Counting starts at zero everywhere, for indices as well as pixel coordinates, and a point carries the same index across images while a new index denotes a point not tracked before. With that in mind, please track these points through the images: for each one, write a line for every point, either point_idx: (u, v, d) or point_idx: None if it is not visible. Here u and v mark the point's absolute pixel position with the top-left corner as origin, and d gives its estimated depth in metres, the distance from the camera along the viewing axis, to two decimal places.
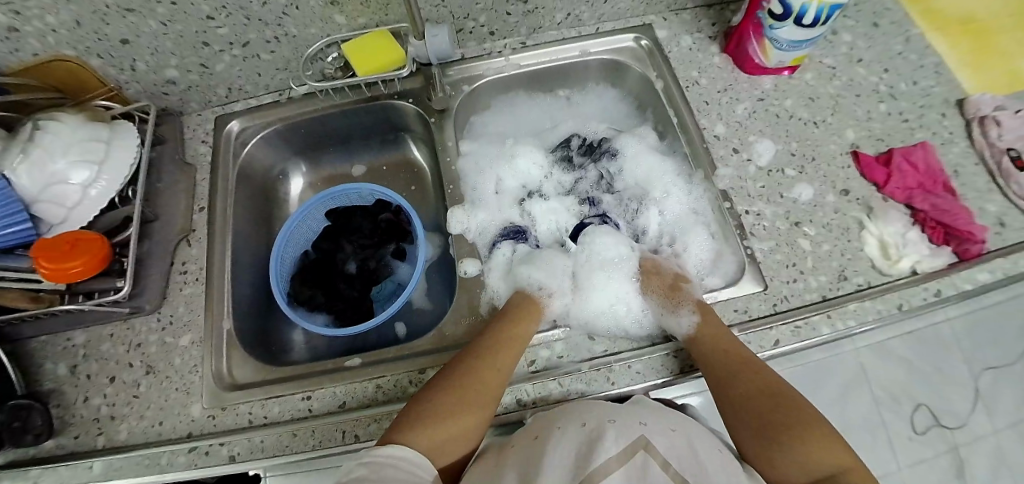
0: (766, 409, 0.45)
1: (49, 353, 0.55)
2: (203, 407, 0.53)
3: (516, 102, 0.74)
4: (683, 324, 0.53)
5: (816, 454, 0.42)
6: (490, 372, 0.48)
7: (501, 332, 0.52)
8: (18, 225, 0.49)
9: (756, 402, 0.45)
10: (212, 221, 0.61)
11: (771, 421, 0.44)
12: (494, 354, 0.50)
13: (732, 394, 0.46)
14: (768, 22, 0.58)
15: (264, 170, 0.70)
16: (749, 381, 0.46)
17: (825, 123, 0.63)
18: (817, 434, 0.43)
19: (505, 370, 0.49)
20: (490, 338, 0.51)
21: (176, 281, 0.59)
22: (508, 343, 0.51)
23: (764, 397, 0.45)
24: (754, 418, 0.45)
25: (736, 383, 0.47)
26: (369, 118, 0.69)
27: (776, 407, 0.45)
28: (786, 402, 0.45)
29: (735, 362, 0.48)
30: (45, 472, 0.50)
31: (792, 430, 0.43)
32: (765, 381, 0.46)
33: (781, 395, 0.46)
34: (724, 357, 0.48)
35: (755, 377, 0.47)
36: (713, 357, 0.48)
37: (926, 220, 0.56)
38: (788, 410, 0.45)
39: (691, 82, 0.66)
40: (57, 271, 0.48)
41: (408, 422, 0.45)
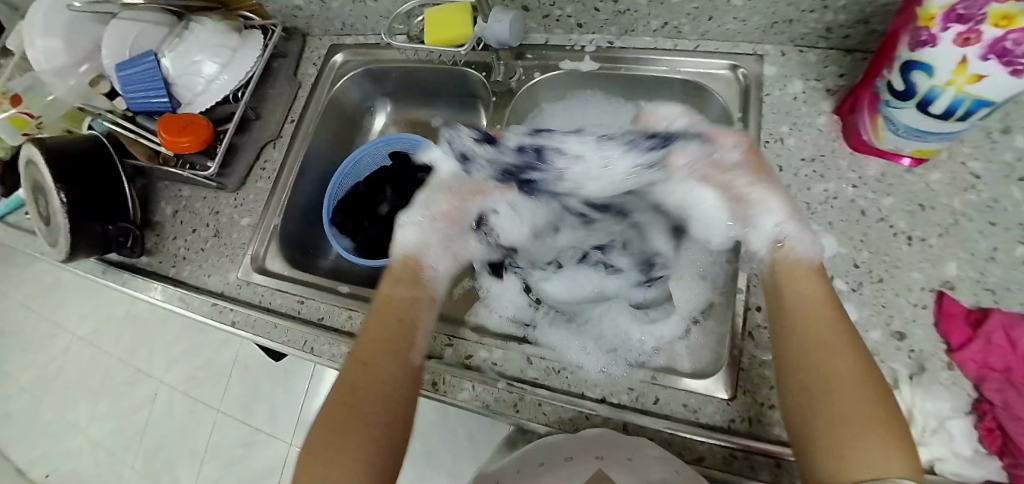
0: (846, 403, 0.36)
1: (166, 195, 0.75)
2: (236, 276, 0.68)
3: (593, 99, 0.74)
4: (771, 226, 0.45)
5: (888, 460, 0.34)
6: (380, 370, 0.46)
7: (386, 315, 0.49)
8: (159, 96, 0.66)
9: (841, 382, 0.37)
10: (295, 133, 0.75)
11: (839, 412, 0.36)
12: (380, 352, 0.47)
13: (810, 364, 0.39)
14: (885, 96, 0.48)
15: (356, 103, 0.83)
16: (843, 362, 0.38)
17: (922, 244, 0.50)
18: (890, 446, 0.34)
19: (395, 359, 0.47)
20: (375, 325, 0.48)
21: (256, 173, 0.74)
22: (393, 326, 0.48)
23: (852, 385, 0.37)
24: (823, 393, 0.37)
25: (821, 355, 0.39)
26: (449, 80, 0.78)
27: (856, 398, 0.36)
28: (875, 385, 0.37)
29: (829, 345, 0.39)
30: (132, 279, 0.70)
31: (860, 432, 0.35)
32: (862, 371, 0.38)
33: (882, 397, 0.37)
34: (814, 329, 0.40)
35: (852, 362, 0.38)
36: (800, 313, 0.42)
37: (987, 416, 0.43)
38: (876, 411, 0.36)
39: (777, 138, 0.58)
40: (172, 142, 0.63)
41: (312, 457, 0.41)
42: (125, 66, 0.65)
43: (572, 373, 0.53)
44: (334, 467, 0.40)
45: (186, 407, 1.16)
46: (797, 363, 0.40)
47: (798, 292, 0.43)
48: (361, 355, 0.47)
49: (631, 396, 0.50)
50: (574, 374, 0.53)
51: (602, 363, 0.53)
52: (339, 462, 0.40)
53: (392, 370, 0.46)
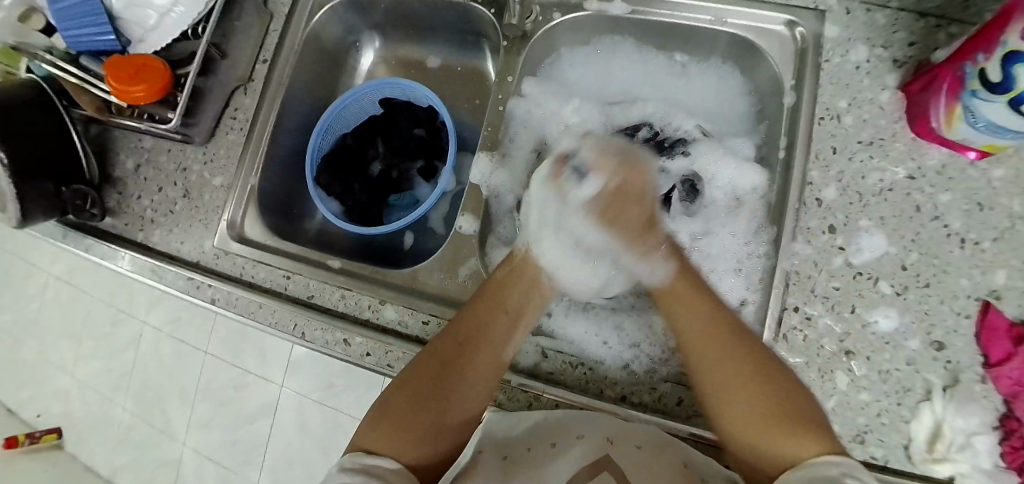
0: (731, 384, 0.42)
1: (125, 146, 0.67)
2: (213, 245, 0.62)
3: (620, 49, 0.65)
4: (648, 271, 0.50)
5: (797, 437, 0.36)
6: (475, 357, 0.46)
7: (500, 308, 0.49)
8: (103, 33, 0.57)
9: (732, 384, 0.42)
10: (269, 75, 0.65)
11: (745, 405, 0.41)
12: (477, 340, 0.47)
13: (703, 370, 0.44)
14: (972, 85, 0.41)
15: (337, 38, 0.72)
16: (733, 356, 0.42)
17: (974, 248, 0.47)
18: (796, 426, 0.37)
19: (487, 350, 0.47)
20: (484, 306, 0.49)
21: (227, 124, 0.65)
22: (502, 323, 0.49)
23: (744, 383, 0.41)
24: (716, 397, 0.42)
25: (722, 382, 0.42)
26: (450, 16, 0.67)
27: (744, 391, 0.41)
28: (757, 374, 0.41)
29: (707, 326, 0.45)
30: (96, 245, 0.66)
31: (759, 426, 0.39)
32: (749, 357, 0.42)
33: (768, 378, 0.41)
34: (705, 325, 0.45)
35: (735, 352, 0.42)
36: (683, 322, 0.46)
37: (1014, 435, 0.42)
38: (771, 396, 0.40)
39: (834, 114, 0.52)
40: (124, 92, 0.54)
41: (388, 423, 0.42)
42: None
43: (591, 369, 0.51)
44: (408, 436, 0.41)
45: (172, 350, 1.00)
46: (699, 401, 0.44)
47: (682, 302, 0.47)
48: (458, 333, 0.48)
49: (653, 396, 0.49)
50: (593, 370, 0.51)
51: (624, 359, 0.52)
52: (414, 437, 0.41)
53: (485, 364, 0.47)
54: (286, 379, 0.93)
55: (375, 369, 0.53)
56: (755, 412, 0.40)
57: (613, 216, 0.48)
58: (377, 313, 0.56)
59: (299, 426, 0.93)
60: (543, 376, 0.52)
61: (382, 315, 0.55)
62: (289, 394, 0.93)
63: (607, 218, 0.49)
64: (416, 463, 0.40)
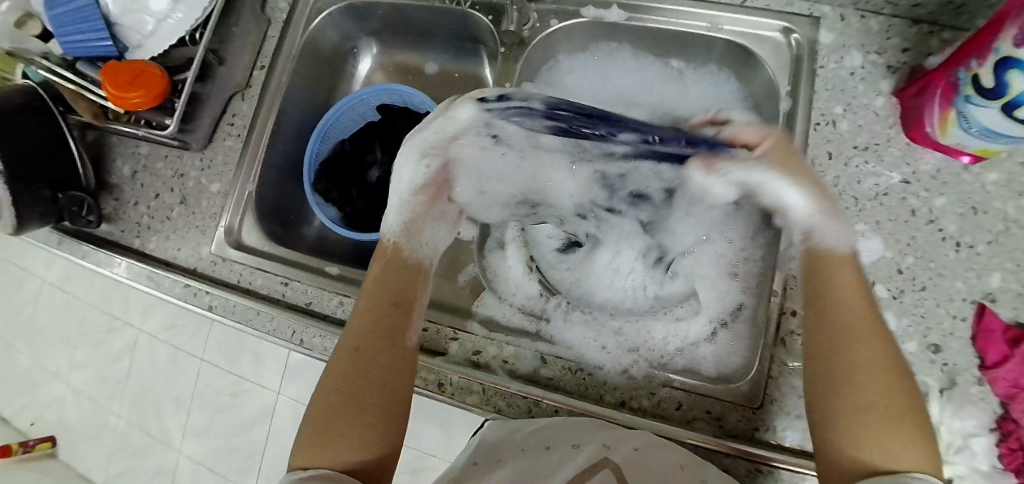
0: (867, 379, 0.38)
1: (121, 153, 0.67)
2: (210, 251, 0.62)
3: (618, 55, 0.65)
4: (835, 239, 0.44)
5: (908, 453, 0.35)
6: (376, 356, 0.45)
7: (400, 297, 0.49)
8: (101, 39, 0.57)
9: (866, 374, 0.38)
10: (266, 81, 0.65)
11: (862, 403, 0.37)
12: (372, 336, 0.46)
13: (829, 356, 0.40)
14: (965, 90, 0.41)
15: (334, 44, 0.72)
16: (875, 348, 0.39)
17: (969, 252, 0.47)
18: (909, 434, 0.36)
19: (390, 347, 0.46)
20: (376, 295, 0.49)
21: (224, 130, 0.65)
22: (385, 307, 0.48)
23: (870, 371, 0.38)
24: (836, 378, 0.39)
25: (858, 360, 0.39)
26: (448, 22, 0.67)
27: (885, 392, 0.37)
28: (893, 367, 0.38)
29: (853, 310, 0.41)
30: (91, 252, 0.65)
31: (875, 426, 0.36)
32: (887, 354, 0.39)
33: (907, 389, 0.38)
34: (855, 313, 0.40)
35: (879, 344, 0.39)
36: (832, 291, 0.42)
37: (1011, 436, 0.43)
38: (893, 399, 0.37)
39: (829, 119, 0.52)
40: (121, 98, 0.54)
41: (313, 439, 0.41)
42: (55, 5, 0.56)
43: (590, 375, 0.51)
44: (337, 447, 0.40)
45: (168, 356, 1.00)
46: (826, 337, 0.41)
47: (839, 274, 0.43)
48: (360, 332, 0.47)
49: (652, 400, 0.49)
50: (592, 375, 0.51)
51: (624, 363, 0.52)
52: (338, 445, 0.40)
53: (391, 357, 0.46)
54: (282, 386, 0.93)
55: None
56: (884, 390, 0.37)
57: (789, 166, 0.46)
58: None
59: (297, 432, 0.92)
60: (542, 382, 0.52)
61: None
62: (286, 401, 0.93)
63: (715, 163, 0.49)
64: (347, 467, 0.40)
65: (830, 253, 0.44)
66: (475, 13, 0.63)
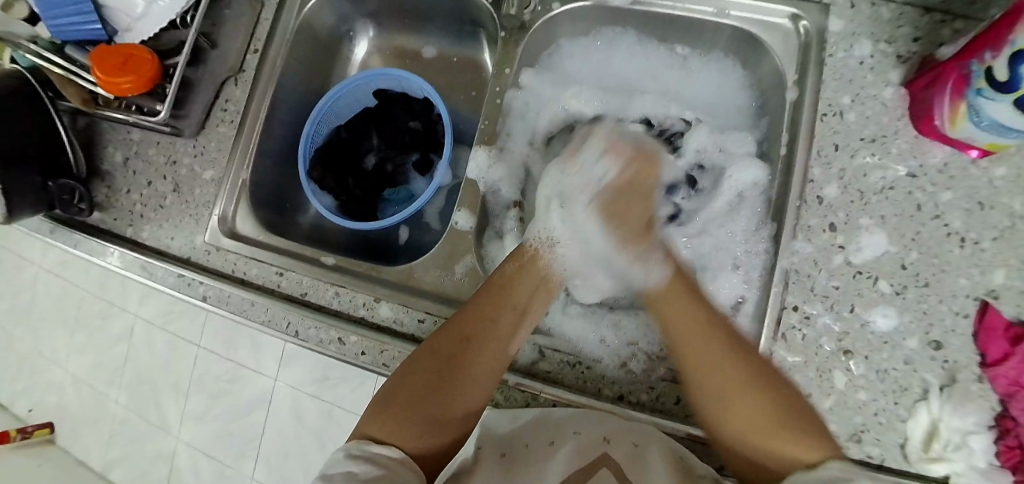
0: (741, 397, 0.42)
1: (112, 139, 0.65)
2: (204, 240, 0.61)
3: (621, 41, 0.64)
4: (646, 274, 0.52)
5: (791, 449, 0.38)
6: (479, 354, 0.46)
7: (506, 304, 0.50)
8: (89, 22, 0.55)
9: (722, 376, 0.43)
10: (260, 65, 0.63)
11: (737, 410, 0.41)
12: (484, 336, 0.47)
13: (701, 381, 0.44)
14: (978, 83, 0.40)
15: (330, 27, 0.70)
16: (721, 353, 0.44)
17: (974, 248, 0.47)
18: (791, 427, 0.39)
19: (495, 353, 0.47)
20: (488, 298, 0.50)
21: (217, 115, 0.63)
22: (506, 319, 0.49)
23: (727, 371, 0.43)
24: (710, 384, 0.44)
25: (722, 377, 0.43)
26: (447, 5, 0.65)
27: (744, 397, 0.41)
28: (750, 371, 0.42)
29: (695, 328, 0.46)
30: (83, 241, 0.64)
31: (755, 430, 0.40)
32: (728, 350, 0.44)
33: (779, 393, 0.41)
34: (693, 329, 0.46)
35: (724, 344, 0.44)
36: (680, 321, 0.47)
37: (1010, 434, 0.43)
38: (758, 400, 0.41)
39: (836, 110, 0.51)
40: (110, 82, 0.52)
41: (398, 413, 0.41)
42: None
43: (588, 368, 0.51)
44: (411, 429, 0.41)
45: (166, 343, 0.99)
46: (685, 359, 0.46)
47: (678, 308, 0.48)
48: (463, 325, 0.48)
49: (651, 395, 0.49)
50: (590, 369, 0.51)
51: (622, 357, 0.52)
52: (422, 431, 0.41)
53: (487, 362, 0.46)
54: (280, 373, 0.93)
55: (371, 367, 0.52)
56: (747, 399, 0.41)
57: (620, 210, 0.52)
58: (372, 311, 0.55)
59: (294, 419, 0.92)
60: (539, 376, 0.51)
61: (378, 312, 0.55)
62: (284, 388, 0.93)
63: (612, 213, 0.52)
64: (418, 452, 0.40)
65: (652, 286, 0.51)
66: None
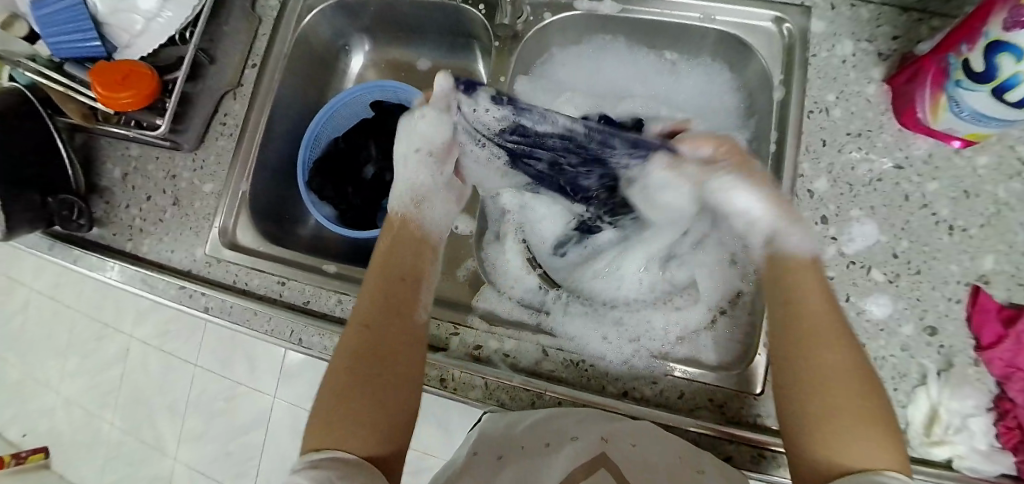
0: (834, 396, 0.37)
1: (111, 155, 0.66)
2: (204, 252, 0.61)
3: (611, 47, 0.65)
4: (798, 243, 0.46)
5: (884, 449, 0.35)
6: (388, 327, 0.46)
7: (398, 276, 0.51)
8: (89, 40, 0.56)
9: (829, 376, 0.38)
10: (258, 80, 0.64)
11: (825, 404, 0.37)
12: (381, 314, 0.47)
13: (800, 368, 0.40)
14: (956, 75, 0.42)
15: (326, 42, 0.72)
16: (840, 356, 0.39)
17: (962, 235, 0.48)
18: (885, 439, 0.35)
19: (399, 324, 0.47)
20: (381, 277, 0.51)
21: (216, 129, 0.64)
22: (399, 291, 0.50)
23: (853, 378, 0.38)
24: (813, 377, 0.39)
25: (823, 376, 0.38)
26: (441, 17, 0.67)
27: (848, 399, 0.37)
28: (864, 380, 0.38)
29: (823, 327, 0.40)
30: (82, 256, 0.64)
31: (840, 426, 0.36)
32: (839, 342, 0.39)
33: (877, 399, 0.37)
34: (821, 323, 0.41)
35: (848, 357, 0.39)
36: (806, 313, 0.42)
37: (1009, 416, 0.43)
38: (872, 407, 0.37)
39: (822, 106, 0.53)
40: (110, 98, 0.53)
41: (324, 421, 0.40)
42: (41, 4, 0.55)
43: (592, 366, 0.51)
44: (350, 428, 0.39)
45: (163, 361, 0.98)
46: (794, 346, 0.41)
47: (806, 290, 0.43)
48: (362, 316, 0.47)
49: (655, 390, 0.50)
50: (594, 367, 0.51)
51: (625, 354, 0.52)
52: (364, 425, 0.39)
53: (404, 336, 0.46)
54: (279, 389, 0.92)
55: None
56: (854, 410, 0.36)
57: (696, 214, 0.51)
58: None
59: (294, 434, 0.91)
60: (544, 375, 0.52)
61: None
62: (283, 404, 0.92)
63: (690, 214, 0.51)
64: (371, 451, 0.38)
65: (794, 257, 0.45)
66: (468, 7, 0.63)
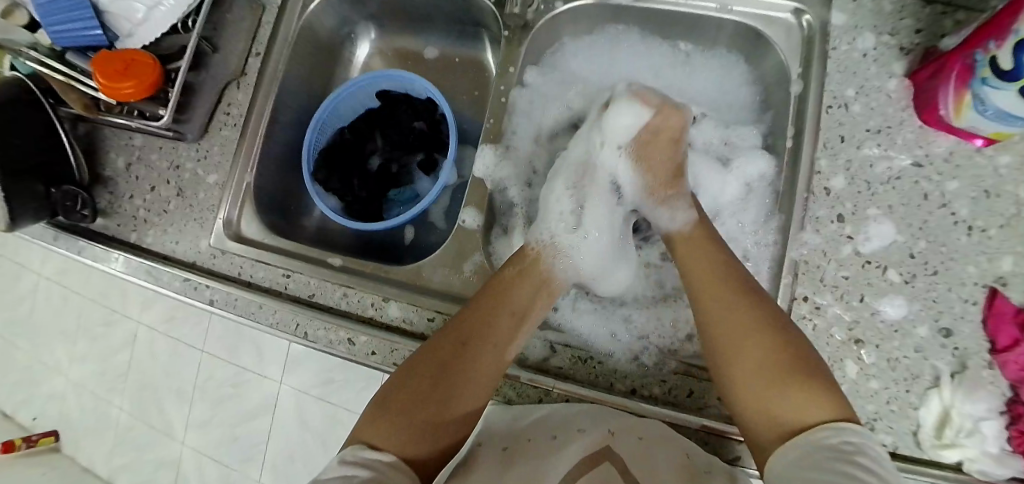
0: (756, 349, 0.41)
1: (114, 144, 0.65)
2: (209, 244, 0.60)
3: (624, 37, 0.64)
4: (670, 219, 0.54)
5: (815, 401, 0.37)
6: (474, 355, 0.45)
7: (504, 306, 0.48)
8: (90, 28, 0.55)
9: (748, 342, 0.41)
10: (262, 69, 0.63)
11: (749, 363, 0.41)
12: (474, 338, 0.46)
13: (718, 336, 0.43)
14: (983, 73, 0.40)
15: (331, 29, 0.70)
16: (742, 306, 0.43)
17: (981, 236, 0.47)
18: (808, 382, 0.38)
19: (487, 352, 0.46)
20: (488, 300, 0.49)
21: (220, 119, 0.63)
22: (506, 324, 0.48)
23: (755, 327, 0.41)
24: (723, 344, 0.43)
25: (729, 343, 0.42)
26: (449, 4, 0.65)
27: (762, 339, 0.41)
28: (773, 323, 0.41)
29: (709, 280, 0.46)
30: (87, 247, 0.64)
31: (778, 381, 0.39)
32: (751, 306, 0.43)
33: (796, 344, 0.40)
34: (710, 314, 0.45)
35: (735, 298, 0.44)
36: (702, 274, 0.47)
37: (1022, 419, 0.43)
38: (784, 354, 0.40)
39: (840, 102, 0.51)
40: (112, 88, 0.52)
41: (382, 417, 0.41)
42: None
43: (600, 363, 0.51)
44: (405, 431, 0.40)
45: (169, 349, 0.99)
46: (709, 335, 0.44)
47: (702, 260, 0.48)
48: (460, 328, 0.47)
49: (664, 388, 0.49)
50: (602, 363, 0.51)
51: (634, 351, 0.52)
52: (413, 435, 0.40)
53: (489, 363, 0.45)
54: (284, 377, 0.93)
55: (382, 367, 0.52)
56: (767, 377, 0.39)
57: (649, 159, 0.54)
58: (381, 311, 0.55)
59: (300, 423, 0.92)
60: (552, 372, 0.52)
61: (386, 312, 0.55)
62: (289, 392, 0.92)
63: (643, 160, 0.54)
64: (413, 458, 0.39)
65: (677, 234, 0.52)
66: None
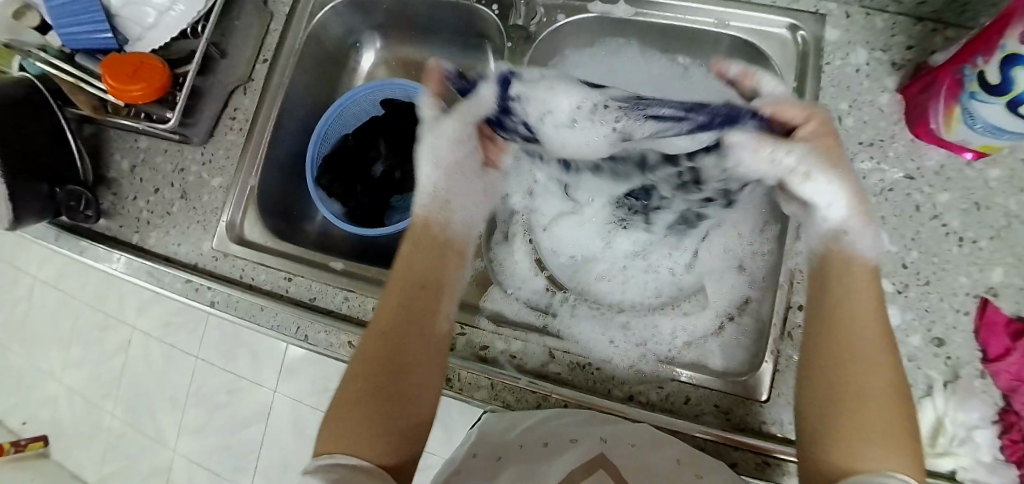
0: (861, 404, 0.36)
1: (119, 147, 0.66)
2: (211, 246, 0.61)
3: (624, 50, 0.65)
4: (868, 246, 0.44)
5: (896, 459, 0.33)
6: (416, 341, 0.45)
7: (427, 284, 0.49)
8: (100, 31, 0.56)
9: (866, 386, 0.37)
10: (268, 75, 0.64)
11: (865, 411, 0.35)
12: (407, 325, 0.46)
13: (824, 365, 0.39)
14: (970, 87, 0.42)
15: (338, 37, 0.72)
16: (878, 355, 0.38)
17: (972, 248, 0.48)
18: (896, 445, 0.34)
19: (425, 338, 0.46)
20: (405, 280, 0.48)
21: (226, 124, 0.64)
22: (431, 304, 0.48)
23: (884, 384, 0.37)
24: (834, 383, 0.38)
25: (855, 362, 0.38)
26: (454, 16, 0.67)
27: (875, 392, 0.36)
28: (891, 379, 0.37)
29: (874, 327, 0.39)
30: (89, 247, 0.64)
31: (857, 429, 0.35)
32: (890, 354, 0.38)
33: (903, 406, 0.36)
34: (851, 310, 0.40)
35: (878, 354, 0.38)
36: (837, 303, 0.41)
37: (1013, 428, 0.44)
38: (893, 414, 0.35)
39: (834, 115, 0.53)
40: (121, 90, 0.53)
41: (341, 424, 0.39)
42: None
43: (598, 369, 0.51)
44: (366, 436, 0.38)
45: (165, 353, 0.98)
46: (828, 320, 0.41)
47: (841, 289, 0.42)
48: (391, 316, 0.46)
49: (660, 394, 0.50)
50: (600, 370, 0.51)
51: (632, 357, 0.52)
52: (378, 431, 0.39)
53: (428, 350, 0.45)
54: (280, 384, 0.92)
55: None
56: (875, 424, 0.35)
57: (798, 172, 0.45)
58: None
59: (295, 429, 0.91)
60: (551, 378, 0.52)
61: None
62: (284, 399, 0.92)
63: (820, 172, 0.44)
64: (386, 461, 0.38)
65: (849, 261, 0.43)
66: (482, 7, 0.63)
